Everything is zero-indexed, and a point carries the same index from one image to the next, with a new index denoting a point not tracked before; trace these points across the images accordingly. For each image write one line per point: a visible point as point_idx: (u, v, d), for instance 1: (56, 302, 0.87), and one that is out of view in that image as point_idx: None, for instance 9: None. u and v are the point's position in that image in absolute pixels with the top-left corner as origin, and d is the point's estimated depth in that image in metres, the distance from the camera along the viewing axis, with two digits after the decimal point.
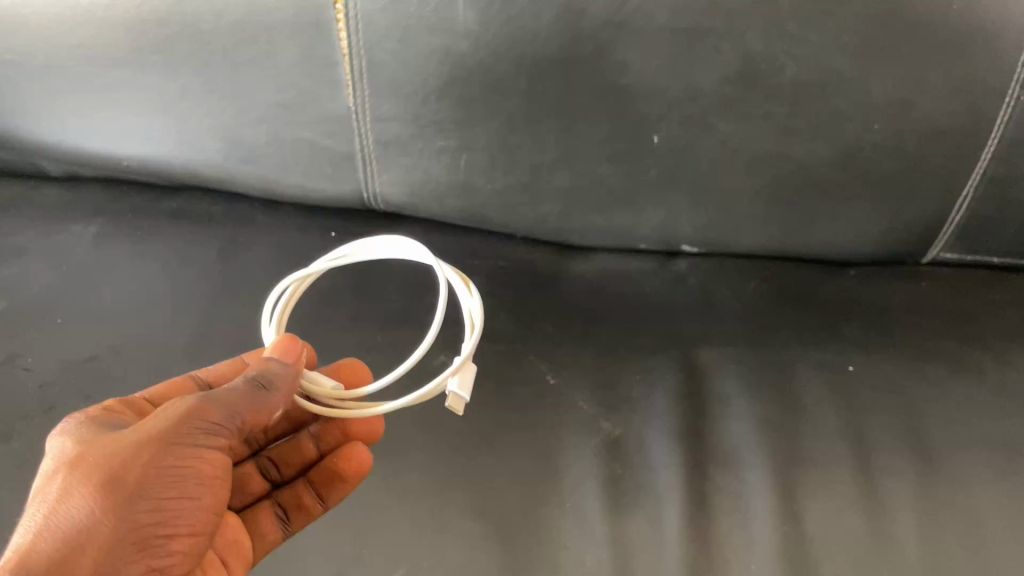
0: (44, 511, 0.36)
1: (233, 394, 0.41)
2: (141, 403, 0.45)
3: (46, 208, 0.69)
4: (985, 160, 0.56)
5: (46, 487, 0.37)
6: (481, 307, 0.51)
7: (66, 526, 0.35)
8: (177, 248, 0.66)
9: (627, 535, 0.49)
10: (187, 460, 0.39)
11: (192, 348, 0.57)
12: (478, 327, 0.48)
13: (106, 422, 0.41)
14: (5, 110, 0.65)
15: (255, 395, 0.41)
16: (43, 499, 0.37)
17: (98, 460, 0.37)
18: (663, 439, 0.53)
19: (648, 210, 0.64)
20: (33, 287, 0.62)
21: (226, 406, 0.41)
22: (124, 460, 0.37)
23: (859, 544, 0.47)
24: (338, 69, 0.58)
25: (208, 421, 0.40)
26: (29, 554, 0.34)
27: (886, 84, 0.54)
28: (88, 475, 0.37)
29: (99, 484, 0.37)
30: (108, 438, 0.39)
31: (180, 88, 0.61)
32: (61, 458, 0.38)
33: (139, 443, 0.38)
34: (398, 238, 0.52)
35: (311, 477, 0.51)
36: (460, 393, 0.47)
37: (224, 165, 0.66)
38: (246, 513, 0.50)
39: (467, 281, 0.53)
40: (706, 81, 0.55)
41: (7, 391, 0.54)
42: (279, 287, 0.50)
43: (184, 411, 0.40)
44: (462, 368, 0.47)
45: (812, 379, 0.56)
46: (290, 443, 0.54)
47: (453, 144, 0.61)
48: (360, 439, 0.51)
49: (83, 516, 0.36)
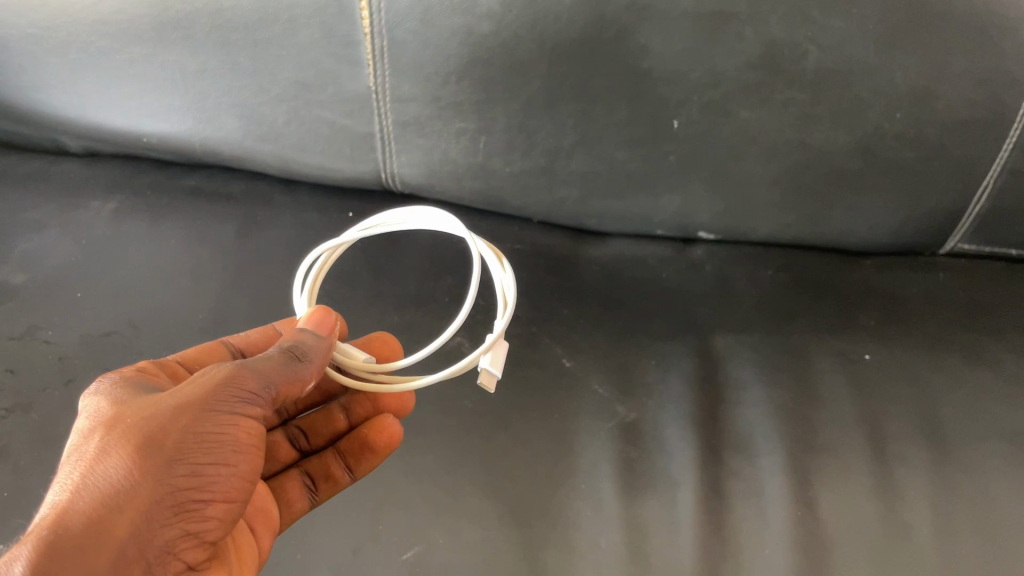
0: (80, 470, 0.35)
1: (270, 363, 0.41)
2: (174, 363, 0.46)
3: (66, 184, 0.70)
4: (1008, 151, 0.56)
5: (81, 447, 0.36)
6: (513, 282, 0.50)
7: (103, 485, 0.34)
8: (195, 225, 0.67)
9: (640, 517, 0.49)
10: (225, 426, 0.38)
11: (210, 323, 0.58)
12: (510, 304, 0.48)
13: (141, 388, 0.40)
14: (27, 85, 0.66)
15: (290, 365, 0.41)
16: (79, 458, 0.35)
17: (137, 421, 0.36)
18: (678, 423, 0.53)
19: (665, 195, 0.64)
20: (52, 261, 0.62)
21: (264, 373, 0.40)
22: (164, 420, 0.36)
23: (873, 532, 0.47)
24: (359, 49, 0.58)
25: (247, 387, 0.39)
26: (66, 511, 0.33)
27: (910, 72, 0.53)
28: (126, 435, 0.36)
29: (139, 444, 0.35)
30: (145, 402, 0.38)
31: (200, 65, 0.61)
32: (97, 419, 0.37)
33: (179, 404, 0.37)
34: (428, 209, 0.52)
35: (340, 447, 0.51)
36: (491, 368, 0.47)
37: (243, 142, 0.66)
38: (273, 480, 0.50)
39: (500, 258, 0.52)
40: (729, 67, 0.54)
41: (27, 362, 0.54)
42: (309, 258, 0.50)
43: (222, 376, 0.39)
44: (495, 345, 0.47)
45: (828, 366, 0.56)
46: (319, 415, 0.55)
47: (472, 126, 0.61)
48: (391, 412, 0.52)
49: (123, 476, 0.35)
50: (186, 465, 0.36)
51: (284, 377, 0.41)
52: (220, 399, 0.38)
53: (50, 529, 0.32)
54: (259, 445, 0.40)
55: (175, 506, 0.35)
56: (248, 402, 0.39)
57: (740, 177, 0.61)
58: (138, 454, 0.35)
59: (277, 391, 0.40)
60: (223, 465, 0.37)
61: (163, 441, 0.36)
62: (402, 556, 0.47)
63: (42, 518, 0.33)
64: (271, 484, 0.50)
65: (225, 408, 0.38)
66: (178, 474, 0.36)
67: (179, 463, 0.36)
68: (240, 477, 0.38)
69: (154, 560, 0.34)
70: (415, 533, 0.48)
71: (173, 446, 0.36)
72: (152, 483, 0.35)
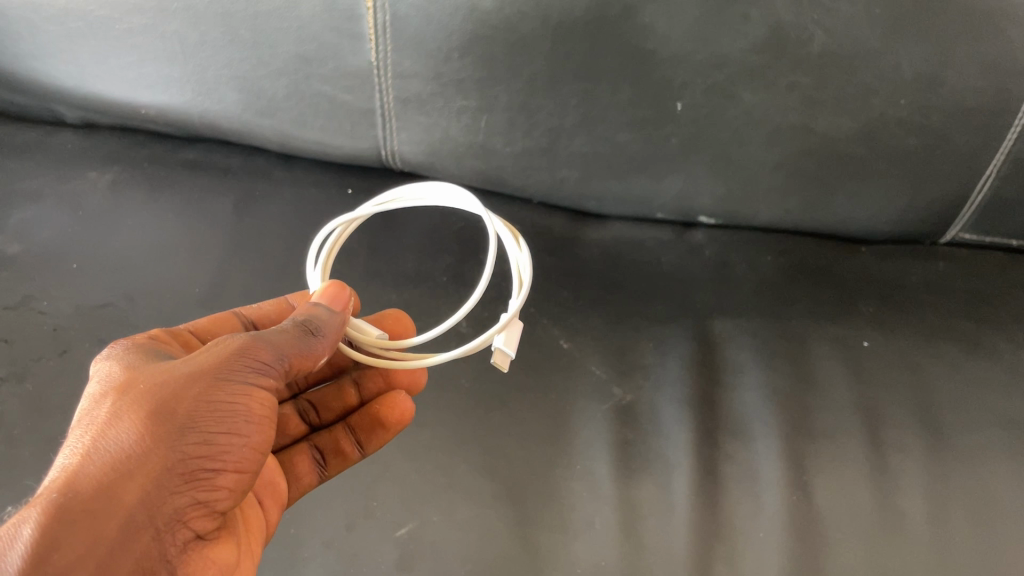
0: (91, 434, 0.34)
1: (284, 336, 0.41)
2: (187, 333, 0.46)
3: (63, 154, 0.69)
4: (1012, 140, 0.55)
5: (92, 411, 0.36)
6: (529, 261, 0.49)
7: (114, 451, 0.34)
8: (193, 198, 0.66)
9: (636, 498, 0.49)
10: (237, 396, 0.37)
11: (207, 298, 0.58)
12: (525, 283, 0.47)
13: (154, 354, 0.40)
14: (24, 53, 0.65)
15: (304, 339, 0.41)
16: (90, 422, 0.35)
17: (149, 387, 0.36)
18: (675, 406, 0.53)
19: (666, 177, 0.63)
20: (47, 231, 0.62)
21: (278, 346, 0.40)
22: (177, 388, 0.36)
23: (868, 518, 0.47)
24: (361, 23, 0.57)
25: (261, 358, 0.39)
26: (76, 475, 0.33)
27: (915, 58, 0.52)
28: (138, 401, 0.35)
29: (151, 411, 0.35)
30: (158, 368, 0.37)
31: (200, 37, 0.60)
32: (109, 384, 0.37)
33: (192, 373, 0.37)
34: (443, 183, 0.51)
35: (351, 422, 0.50)
36: (505, 348, 0.47)
37: (242, 116, 0.66)
38: (283, 454, 0.50)
39: (515, 236, 0.52)
40: (734, 49, 0.54)
41: (21, 332, 0.54)
42: (324, 232, 0.49)
43: (236, 347, 0.39)
44: (508, 325, 0.47)
45: (826, 351, 0.56)
46: (330, 389, 0.55)
47: (473, 105, 0.61)
48: (404, 388, 0.51)
49: (134, 441, 0.34)
50: (198, 434, 0.36)
51: (297, 350, 0.41)
52: (233, 369, 0.38)
53: (59, 492, 0.32)
54: (271, 417, 0.39)
55: (185, 475, 0.35)
56: (261, 373, 0.39)
57: (742, 161, 0.61)
58: (149, 421, 0.35)
59: (291, 364, 0.40)
60: (236, 436, 0.37)
61: (175, 409, 0.36)
62: (396, 532, 0.47)
63: (51, 481, 0.33)
64: (281, 459, 0.49)
65: (238, 378, 0.38)
66: (189, 443, 0.35)
67: (191, 431, 0.36)
68: (252, 448, 0.38)
69: (163, 528, 0.34)
70: (410, 510, 0.48)
71: (185, 414, 0.36)
72: (164, 451, 0.35)
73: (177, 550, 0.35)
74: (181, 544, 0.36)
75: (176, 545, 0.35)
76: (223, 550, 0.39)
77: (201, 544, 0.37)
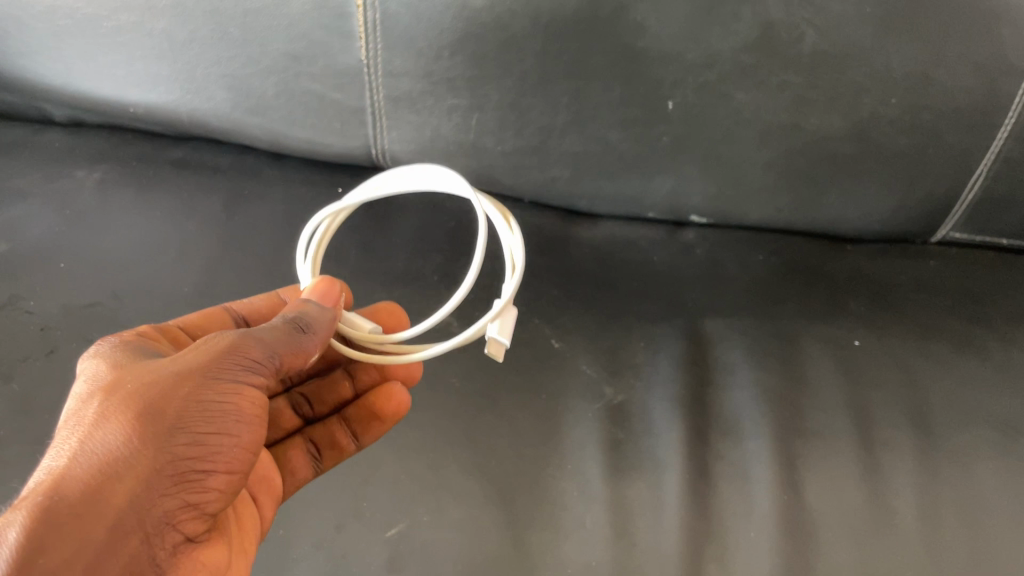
0: (78, 436, 0.34)
1: (276, 333, 0.40)
2: (176, 329, 0.46)
3: (50, 153, 0.68)
4: (1002, 141, 0.55)
5: (80, 411, 0.35)
6: (521, 245, 0.50)
7: (100, 453, 0.33)
8: (183, 197, 0.66)
9: (628, 498, 0.49)
10: (228, 395, 0.37)
11: (196, 297, 0.57)
12: (517, 267, 0.47)
13: (144, 352, 0.39)
14: (11, 50, 0.64)
15: (296, 336, 0.41)
16: (78, 423, 0.35)
17: (137, 388, 0.36)
18: (666, 406, 0.53)
19: (658, 177, 0.63)
20: (35, 230, 0.61)
21: (270, 343, 0.40)
22: (166, 388, 0.36)
23: (859, 516, 0.47)
24: (351, 21, 0.57)
25: (252, 356, 0.39)
26: (63, 477, 0.32)
27: (907, 56, 0.53)
28: (126, 402, 0.35)
29: (139, 412, 0.35)
30: (147, 368, 0.37)
31: (187, 35, 0.60)
32: (98, 384, 0.36)
33: (180, 371, 0.37)
34: (432, 167, 0.51)
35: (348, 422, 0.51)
36: (499, 338, 0.47)
37: (232, 115, 0.65)
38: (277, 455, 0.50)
39: (506, 217, 0.52)
40: (725, 48, 0.54)
41: (9, 332, 0.54)
42: (313, 224, 0.50)
43: (226, 345, 0.39)
44: (503, 313, 0.47)
45: (817, 351, 0.56)
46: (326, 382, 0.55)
47: (464, 104, 0.60)
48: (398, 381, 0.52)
49: (121, 443, 0.34)
50: (187, 434, 0.35)
51: (289, 348, 0.40)
52: (223, 368, 0.38)
53: (46, 495, 0.31)
54: (263, 415, 0.39)
55: (174, 476, 0.35)
56: (253, 370, 0.39)
57: (733, 161, 0.61)
58: (137, 422, 0.35)
59: (282, 360, 0.40)
60: (226, 435, 0.37)
61: (164, 409, 0.35)
62: (386, 533, 0.47)
63: (37, 483, 0.32)
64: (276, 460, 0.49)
65: (228, 377, 0.38)
66: (178, 445, 0.35)
67: (180, 432, 0.35)
68: (243, 447, 0.38)
69: (151, 531, 0.34)
70: (400, 511, 0.47)
71: (174, 414, 0.35)
72: (152, 452, 0.34)
73: (167, 553, 0.35)
74: (170, 547, 0.35)
75: (165, 549, 0.35)
76: (213, 552, 0.38)
77: (191, 546, 0.37)
